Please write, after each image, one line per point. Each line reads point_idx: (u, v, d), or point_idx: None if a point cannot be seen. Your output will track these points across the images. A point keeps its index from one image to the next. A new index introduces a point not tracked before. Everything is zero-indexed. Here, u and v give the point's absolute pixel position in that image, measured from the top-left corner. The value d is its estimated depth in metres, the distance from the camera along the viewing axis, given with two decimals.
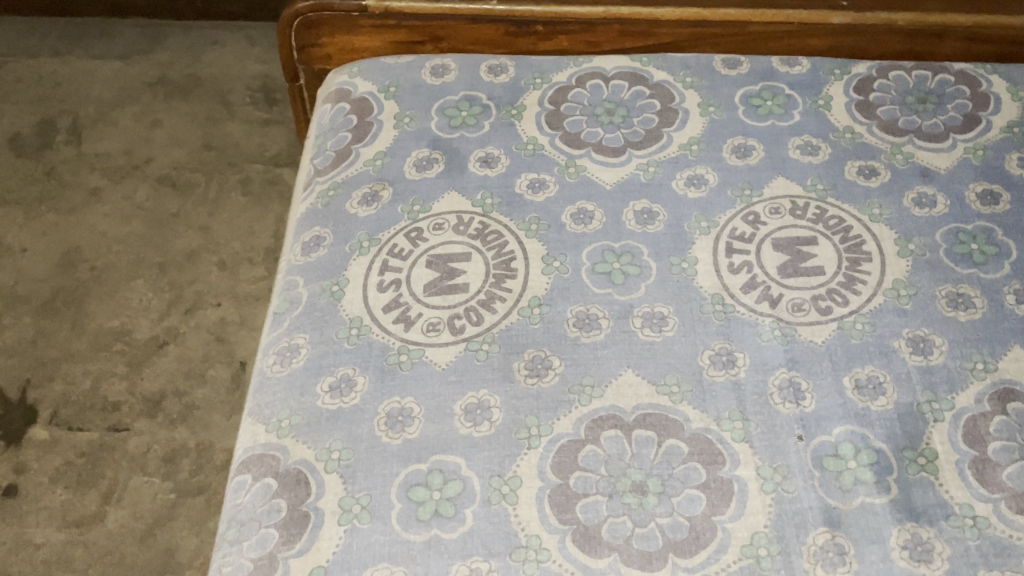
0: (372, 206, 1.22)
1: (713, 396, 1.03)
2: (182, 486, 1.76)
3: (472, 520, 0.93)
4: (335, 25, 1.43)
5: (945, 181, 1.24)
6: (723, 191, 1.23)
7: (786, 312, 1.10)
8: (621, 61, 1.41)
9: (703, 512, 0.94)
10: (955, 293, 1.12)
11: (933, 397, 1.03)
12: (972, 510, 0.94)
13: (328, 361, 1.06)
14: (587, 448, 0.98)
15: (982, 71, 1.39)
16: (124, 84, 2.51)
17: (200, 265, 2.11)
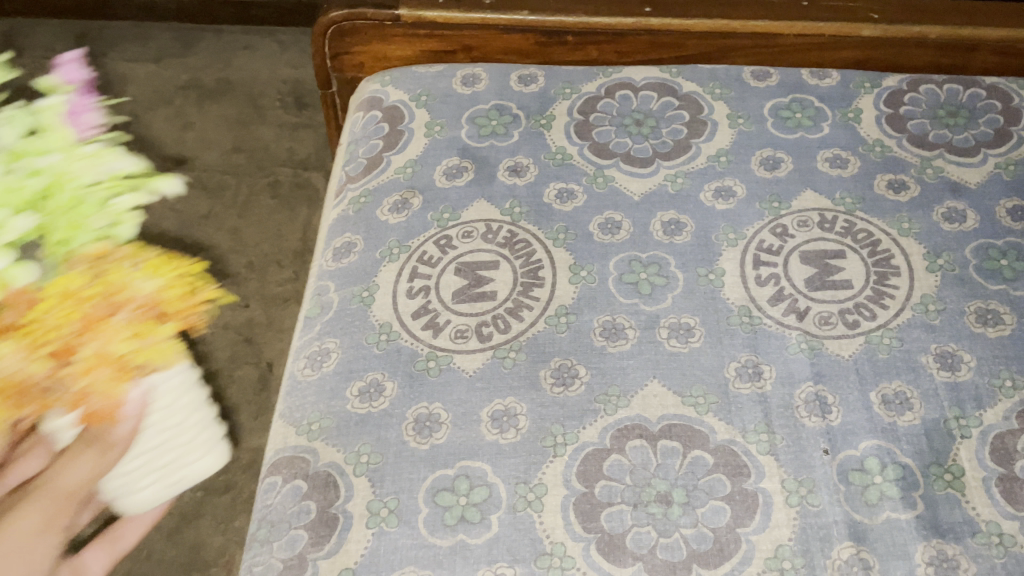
0: (403, 213, 1.23)
1: (739, 408, 1.03)
2: (209, 485, 1.78)
3: (498, 526, 0.94)
4: (368, 34, 1.45)
5: (975, 196, 1.24)
6: (751, 203, 1.24)
7: (813, 325, 1.10)
8: (651, 72, 1.42)
9: (727, 523, 0.94)
10: (985, 308, 1.12)
11: (960, 414, 1.02)
12: (998, 527, 0.94)
13: (357, 365, 1.08)
14: (612, 458, 0.99)
15: (1014, 85, 1.39)
16: (158, 88, 2.55)
17: (230, 267, 2.14)
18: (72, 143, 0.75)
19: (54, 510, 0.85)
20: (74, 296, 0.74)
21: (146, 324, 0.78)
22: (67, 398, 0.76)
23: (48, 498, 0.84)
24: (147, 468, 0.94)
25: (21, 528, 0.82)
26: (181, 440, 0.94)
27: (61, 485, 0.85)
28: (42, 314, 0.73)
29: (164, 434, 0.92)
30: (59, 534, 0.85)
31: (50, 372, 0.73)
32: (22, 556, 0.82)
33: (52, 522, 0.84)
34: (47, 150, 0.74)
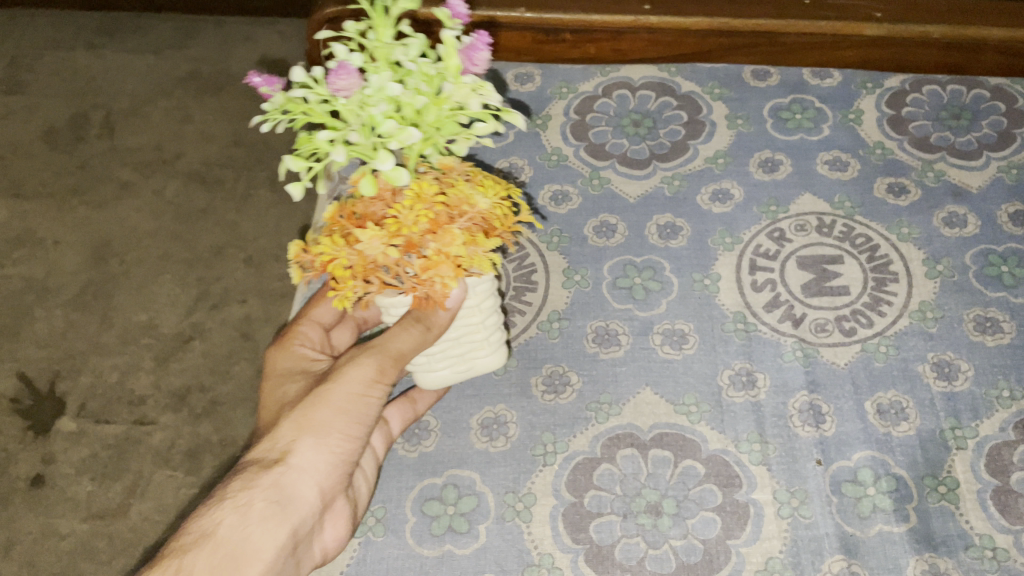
0: None
1: (732, 417, 1.02)
2: (205, 481, 1.78)
3: (486, 536, 0.94)
4: None
5: (977, 201, 1.22)
6: (748, 207, 1.22)
7: (809, 332, 1.09)
8: (649, 71, 1.41)
9: (717, 535, 0.94)
10: (983, 316, 1.10)
11: (956, 424, 1.01)
12: (992, 542, 0.93)
13: None
14: (602, 467, 0.98)
15: (1019, 86, 1.36)
16: (157, 79, 2.54)
17: (228, 261, 2.13)
18: (457, 72, 0.84)
19: (383, 369, 0.89)
20: (426, 198, 0.86)
21: (479, 233, 0.88)
22: (406, 281, 0.88)
23: (381, 358, 0.89)
24: (444, 354, 0.98)
25: (350, 378, 0.88)
26: (474, 336, 0.97)
27: (393, 346, 0.90)
28: (402, 209, 0.86)
29: (459, 326, 0.96)
30: (380, 392, 0.89)
31: (400, 258, 0.86)
32: (351, 406, 0.87)
33: (377, 379, 0.89)
34: (436, 77, 0.84)
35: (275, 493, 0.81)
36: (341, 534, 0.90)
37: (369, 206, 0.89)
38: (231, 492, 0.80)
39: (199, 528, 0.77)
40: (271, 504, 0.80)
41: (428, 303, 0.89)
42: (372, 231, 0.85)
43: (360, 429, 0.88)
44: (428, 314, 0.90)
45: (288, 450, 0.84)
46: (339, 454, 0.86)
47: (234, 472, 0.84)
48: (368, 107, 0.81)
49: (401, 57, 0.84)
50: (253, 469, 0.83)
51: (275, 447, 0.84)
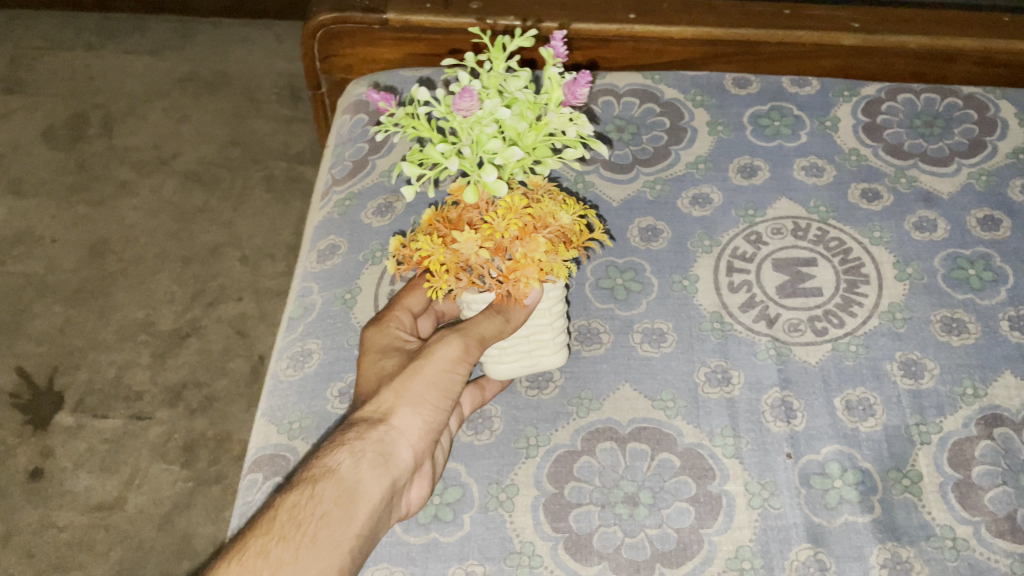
0: (386, 217, 1.26)
1: (707, 412, 1.06)
2: (200, 475, 1.82)
3: (470, 525, 0.98)
4: (356, 37, 1.48)
5: (947, 206, 1.27)
6: (726, 211, 1.27)
7: (782, 332, 1.14)
8: (633, 77, 1.45)
9: (691, 524, 0.98)
10: (950, 317, 1.15)
11: (921, 420, 1.05)
12: (952, 532, 0.97)
13: (339, 367, 1.11)
14: (582, 460, 1.03)
15: (991, 95, 1.41)
16: (155, 80, 2.58)
17: (223, 260, 2.17)
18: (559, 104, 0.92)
19: (471, 347, 0.93)
20: (517, 209, 0.93)
21: (561, 245, 0.95)
22: (491, 281, 0.95)
23: (468, 338, 0.93)
24: (513, 349, 1.03)
25: (443, 352, 0.91)
26: (542, 336, 1.03)
27: (480, 331, 0.94)
28: (495, 217, 0.93)
29: (531, 325, 1.02)
30: (466, 368, 0.93)
31: (488, 260, 0.93)
32: (444, 378, 0.91)
33: (466, 356, 0.92)
34: (542, 106, 0.93)
35: (383, 448, 0.85)
36: (423, 493, 0.94)
37: (464, 213, 0.98)
38: (342, 443, 0.85)
39: (317, 472, 0.81)
40: (381, 456, 0.84)
41: (510, 300, 0.96)
42: (468, 233, 0.92)
43: (451, 399, 0.92)
44: (510, 307, 0.97)
45: (391, 410, 0.88)
46: (434, 419, 0.90)
47: (342, 427, 0.88)
48: (479, 130, 0.91)
49: (511, 87, 0.93)
50: (362, 425, 0.87)
51: (378, 407, 0.88)
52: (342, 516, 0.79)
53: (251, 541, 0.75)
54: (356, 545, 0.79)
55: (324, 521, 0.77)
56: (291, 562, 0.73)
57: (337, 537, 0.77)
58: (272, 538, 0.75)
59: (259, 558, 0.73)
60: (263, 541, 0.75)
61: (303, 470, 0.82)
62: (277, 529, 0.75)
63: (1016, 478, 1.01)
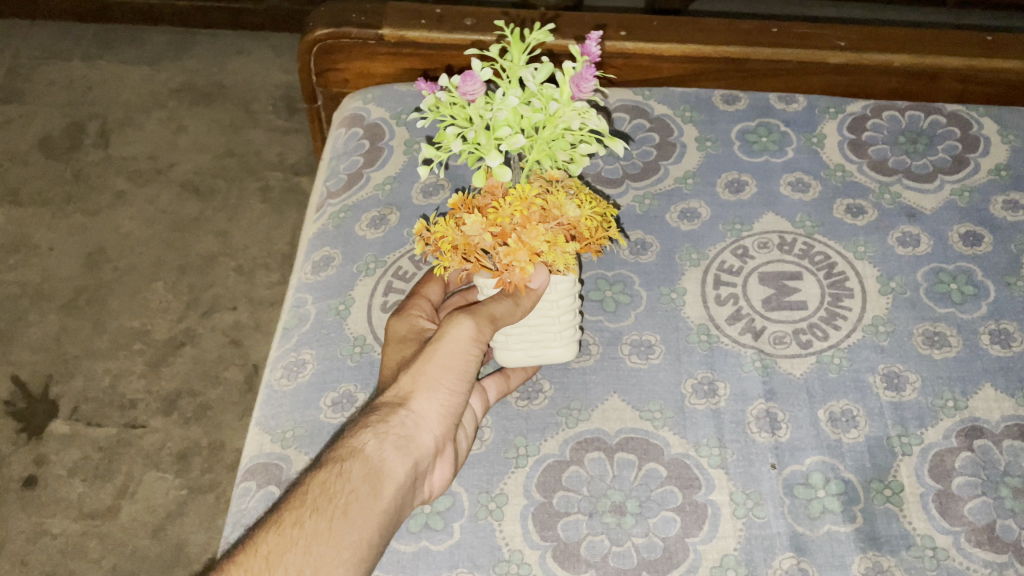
0: (380, 229, 1.29)
1: (693, 423, 1.09)
2: (193, 483, 1.84)
3: (460, 533, 1.00)
4: (352, 52, 1.50)
5: (930, 222, 1.29)
6: (714, 225, 1.29)
7: (768, 344, 1.16)
8: (624, 94, 1.48)
9: (677, 533, 1.00)
10: (932, 331, 1.17)
11: (902, 432, 1.08)
12: (932, 541, 1.00)
13: (332, 377, 1.13)
14: (571, 469, 1.05)
15: (975, 113, 1.43)
16: (152, 90, 2.60)
17: (219, 269, 2.19)
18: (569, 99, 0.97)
19: (481, 327, 0.97)
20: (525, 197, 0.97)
21: (564, 237, 0.98)
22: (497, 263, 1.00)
23: (479, 320, 0.97)
24: (522, 338, 1.07)
25: (456, 334, 0.95)
26: (549, 328, 1.07)
27: (491, 312, 0.98)
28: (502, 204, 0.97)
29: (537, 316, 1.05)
30: (480, 350, 0.97)
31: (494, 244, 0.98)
32: (458, 360, 0.95)
33: (479, 337, 0.97)
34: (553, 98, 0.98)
35: (406, 430, 0.90)
36: (447, 475, 0.99)
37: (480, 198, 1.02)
38: (367, 427, 0.90)
39: (344, 453, 0.87)
40: (404, 438, 0.89)
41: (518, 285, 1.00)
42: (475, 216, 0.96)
43: (467, 380, 0.96)
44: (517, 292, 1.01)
45: (410, 396, 0.93)
46: (451, 402, 0.94)
47: (366, 413, 0.93)
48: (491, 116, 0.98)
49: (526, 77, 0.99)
50: (385, 409, 0.92)
51: (400, 393, 0.94)
52: (368, 493, 0.84)
53: (285, 515, 0.81)
54: (382, 520, 0.85)
55: (352, 497, 0.83)
56: (322, 535, 0.79)
57: (365, 512, 0.83)
58: (304, 512, 0.81)
59: (293, 530, 0.79)
60: (297, 516, 0.81)
61: (330, 452, 0.88)
62: (309, 504, 0.81)
63: (995, 489, 1.03)
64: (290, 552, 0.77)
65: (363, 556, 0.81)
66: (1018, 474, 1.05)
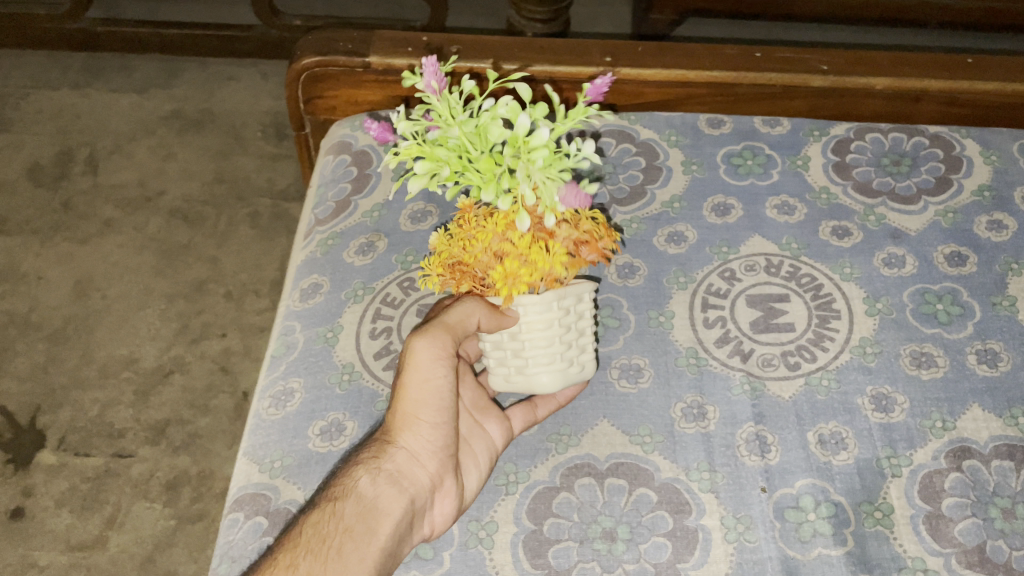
0: (368, 256, 1.29)
1: (683, 447, 1.08)
2: (182, 513, 1.82)
3: (450, 562, 0.99)
4: (340, 80, 1.51)
5: (915, 243, 1.30)
6: (701, 248, 1.30)
7: (756, 367, 1.16)
8: (610, 119, 1.49)
9: (668, 559, 1.00)
10: (919, 351, 1.17)
11: (891, 453, 1.08)
12: (923, 564, 1.00)
13: (320, 406, 1.13)
14: (561, 496, 1.04)
15: (957, 134, 1.45)
16: (141, 118, 2.60)
17: (208, 296, 2.18)
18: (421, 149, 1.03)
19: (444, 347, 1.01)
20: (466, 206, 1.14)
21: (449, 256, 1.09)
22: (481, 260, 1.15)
23: (437, 336, 1.01)
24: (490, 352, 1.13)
25: (421, 358, 1.00)
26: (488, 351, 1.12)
27: (447, 324, 1.02)
28: None
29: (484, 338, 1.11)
30: (448, 368, 1.01)
31: None
32: (433, 390, 1.00)
33: (443, 354, 1.01)
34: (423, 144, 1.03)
35: (395, 466, 0.98)
36: (449, 512, 1.00)
37: None
38: (359, 464, 0.99)
39: (338, 493, 0.96)
40: (394, 475, 0.98)
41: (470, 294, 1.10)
42: None
43: (448, 408, 1.01)
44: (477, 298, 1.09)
45: (397, 433, 1.00)
46: (436, 434, 1.00)
47: (360, 448, 1.02)
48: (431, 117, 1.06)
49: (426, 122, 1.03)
50: (375, 446, 1.00)
51: (387, 428, 1.01)
52: (361, 531, 0.93)
53: (282, 557, 0.90)
54: (379, 557, 0.93)
55: (346, 538, 0.92)
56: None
57: (362, 551, 0.92)
58: (301, 553, 0.90)
59: (291, 572, 0.88)
60: (293, 558, 0.89)
61: (326, 491, 0.97)
62: (305, 545, 0.91)
63: (985, 510, 1.03)
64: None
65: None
66: (1007, 494, 1.05)
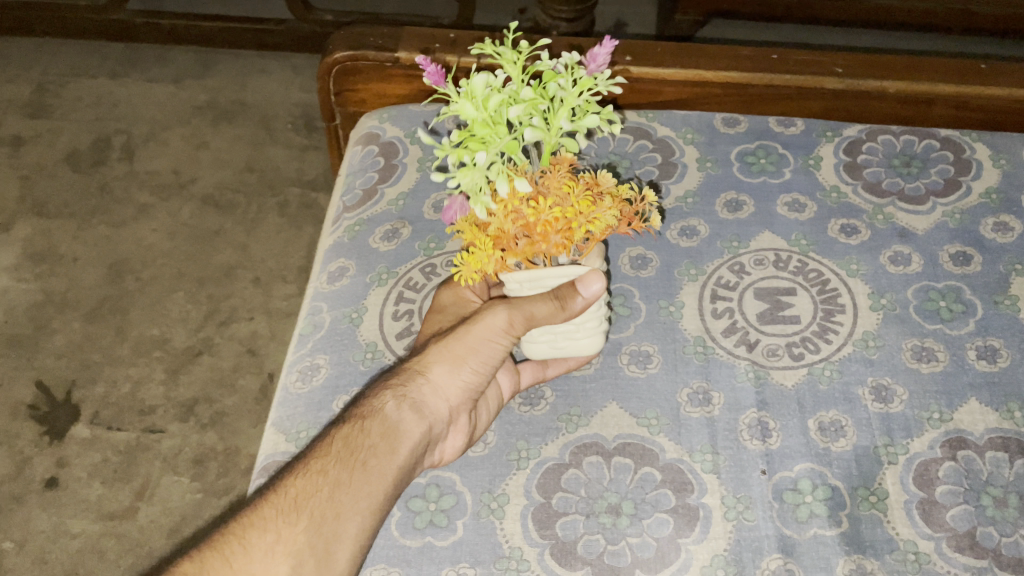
0: (393, 242, 1.35)
1: (688, 430, 1.14)
2: (209, 487, 1.90)
3: (462, 530, 1.05)
4: (369, 73, 1.57)
5: (921, 242, 1.34)
6: (712, 242, 1.35)
7: (761, 356, 1.21)
8: (629, 116, 1.54)
9: (670, 534, 1.05)
10: (920, 346, 1.22)
11: (889, 441, 1.12)
12: (915, 546, 1.04)
13: (344, 382, 1.19)
14: (569, 472, 1.10)
15: (967, 138, 1.49)
16: (176, 107, 2.69)
17: (237, 280, 2.26)
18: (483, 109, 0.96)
19: (516, 322, 1.07)
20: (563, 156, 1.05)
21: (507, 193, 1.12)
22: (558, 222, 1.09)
23: (514, 312, 1.06)
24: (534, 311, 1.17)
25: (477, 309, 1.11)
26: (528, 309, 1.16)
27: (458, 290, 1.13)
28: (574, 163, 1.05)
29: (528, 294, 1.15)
30: (510, 338, 1.08)
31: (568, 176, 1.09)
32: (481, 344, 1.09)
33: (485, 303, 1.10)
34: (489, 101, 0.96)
35: (420, 397, 1.06)
36: (459, 445, 1.10)
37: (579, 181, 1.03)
38: (388, 389, 1.06)
39: (366, 412, 1.04)
40: (418, 403, 1.05)
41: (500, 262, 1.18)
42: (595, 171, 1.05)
43: (491, 364, 1.09)
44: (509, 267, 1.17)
45: (430, 366, 1.08)
46: (473, 379, 1.08)
47: (388, 376, 1.10)
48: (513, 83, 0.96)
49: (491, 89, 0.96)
50: (404, 374, 1.08)
51: (419, 361, 1.09)
52: (384, 449, 1.01)
53: (313, 462, 0.99)
54: (397, 475, 1.01)
55: (370, 452, 1.00)
56: (342, 483, 0.97)
57: (382, 465, 1.00)
58: (329, 462, 0.99)
59: (319, 477, 0.97)
60: (322, 464, 0.98)
61: (354, 410, 1.05)
62: (333, 455, 0.99)
63: (977, 497, 1.08)
64: (315, 496, 0.95)
65: (378, 505, 0.98)
66: (1000, 484, 1.09)
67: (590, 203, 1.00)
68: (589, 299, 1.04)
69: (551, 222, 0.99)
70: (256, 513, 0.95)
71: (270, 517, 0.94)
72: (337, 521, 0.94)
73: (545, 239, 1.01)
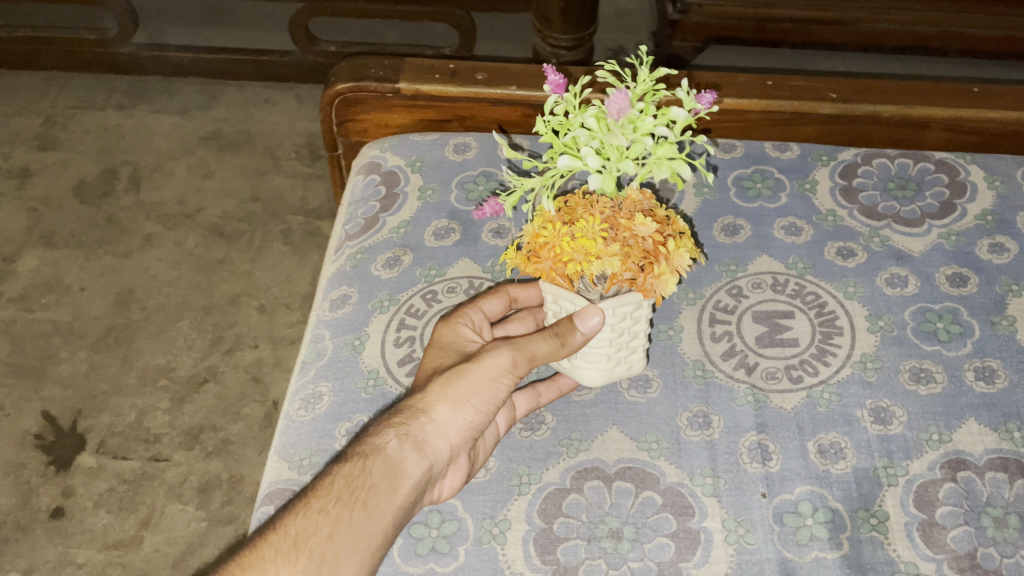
0: (395, 269, 1.37)
1: (688, 454, 1.14)
2: (213, 516, 1.90)
3: (464, 556, 1.06)
4: (371, 104, 1.60)
5: (918, 264, 1.35)
6: (710, 266, 1.36)
7: (760, 379, 1.22)
8: None
9: (671, 558, 1.05)
10: (918, 367, 1.22)
11: (889, 463, 1.13)
12: (916, 568, 1.04)
13: (347, 409, 1.20)
14: (571, 497, 1.11)
15: (962, 160, 1.50)
16: (182, 138, 2.73)
17: (242, 308, 2.28)
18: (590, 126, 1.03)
19: (518, 363, 1.07)
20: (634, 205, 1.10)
21: None
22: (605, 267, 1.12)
23: (517, 355, 1.06)
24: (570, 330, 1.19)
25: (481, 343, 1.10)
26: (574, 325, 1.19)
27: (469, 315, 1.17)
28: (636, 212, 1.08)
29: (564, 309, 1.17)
30: (512, 379, 1.07)
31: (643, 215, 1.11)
32: (487, 385, 1.06)
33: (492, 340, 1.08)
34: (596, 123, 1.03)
35: (424, 435, 1.04)
36: (459, 481, 1.09)
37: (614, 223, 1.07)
38: (391, 426, 1.05)
39: (367, 450, 1.03)
40: (422, 442, 1.03)
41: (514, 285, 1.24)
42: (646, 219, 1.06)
43: (495, 405, 1.07)
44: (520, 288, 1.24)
45: (434, 405, 1.06)
46: (475, 418, 1.06)
47: (391, 412, 1.08)
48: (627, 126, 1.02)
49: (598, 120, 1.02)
50: (407, 411, 1.06)
51: (423, 397, 1.07)
52: (384, 489, 1.00)
53: (314, 501, 0.99)
54: (397, 515, 1.00)
55: (371, 492, 0.99)
56: (342, 523, 0.96)
57: (382, 507, 0.99)
58: (330, 501, 0.98)
59: (319, 516, 0.97)
60: (323, 503, 0.98)
61: (356, 446, 1.04)
62: (334, 494, 0.99)
63: (977, 519, 1.08)
64: (314, 536, 0.95)
65: (377, 546, 0.98)
66: (1000, 505, 1.09)
67: (589, 240, 1.04)
68: (588, 333, 1.09)
69: (550, 247, 1.07)
70: (255, 554, 0.94)
71: (270, 557, 0.94)
72: (335, 563, 0.94)
73: (541, 259, 1.08)
